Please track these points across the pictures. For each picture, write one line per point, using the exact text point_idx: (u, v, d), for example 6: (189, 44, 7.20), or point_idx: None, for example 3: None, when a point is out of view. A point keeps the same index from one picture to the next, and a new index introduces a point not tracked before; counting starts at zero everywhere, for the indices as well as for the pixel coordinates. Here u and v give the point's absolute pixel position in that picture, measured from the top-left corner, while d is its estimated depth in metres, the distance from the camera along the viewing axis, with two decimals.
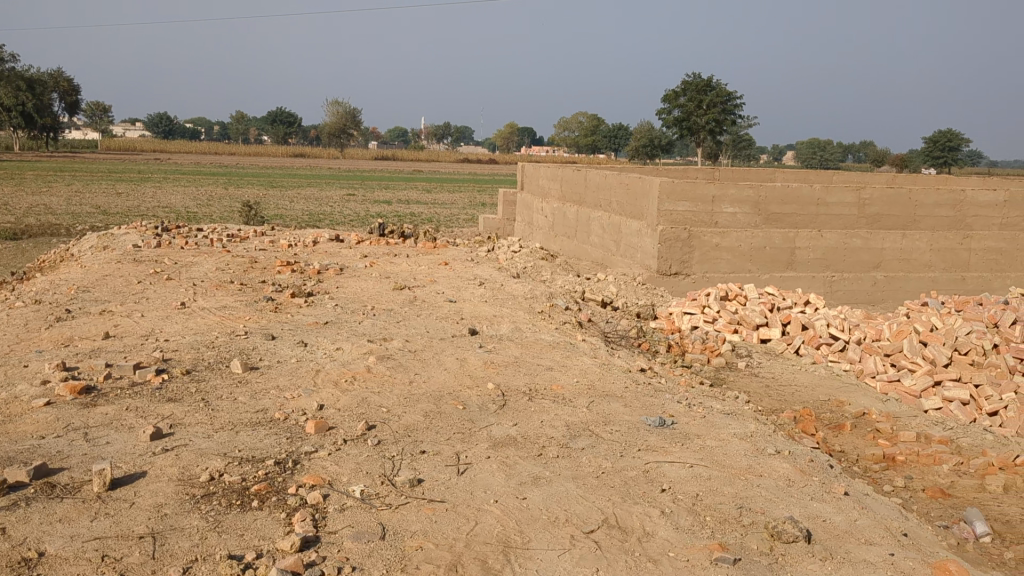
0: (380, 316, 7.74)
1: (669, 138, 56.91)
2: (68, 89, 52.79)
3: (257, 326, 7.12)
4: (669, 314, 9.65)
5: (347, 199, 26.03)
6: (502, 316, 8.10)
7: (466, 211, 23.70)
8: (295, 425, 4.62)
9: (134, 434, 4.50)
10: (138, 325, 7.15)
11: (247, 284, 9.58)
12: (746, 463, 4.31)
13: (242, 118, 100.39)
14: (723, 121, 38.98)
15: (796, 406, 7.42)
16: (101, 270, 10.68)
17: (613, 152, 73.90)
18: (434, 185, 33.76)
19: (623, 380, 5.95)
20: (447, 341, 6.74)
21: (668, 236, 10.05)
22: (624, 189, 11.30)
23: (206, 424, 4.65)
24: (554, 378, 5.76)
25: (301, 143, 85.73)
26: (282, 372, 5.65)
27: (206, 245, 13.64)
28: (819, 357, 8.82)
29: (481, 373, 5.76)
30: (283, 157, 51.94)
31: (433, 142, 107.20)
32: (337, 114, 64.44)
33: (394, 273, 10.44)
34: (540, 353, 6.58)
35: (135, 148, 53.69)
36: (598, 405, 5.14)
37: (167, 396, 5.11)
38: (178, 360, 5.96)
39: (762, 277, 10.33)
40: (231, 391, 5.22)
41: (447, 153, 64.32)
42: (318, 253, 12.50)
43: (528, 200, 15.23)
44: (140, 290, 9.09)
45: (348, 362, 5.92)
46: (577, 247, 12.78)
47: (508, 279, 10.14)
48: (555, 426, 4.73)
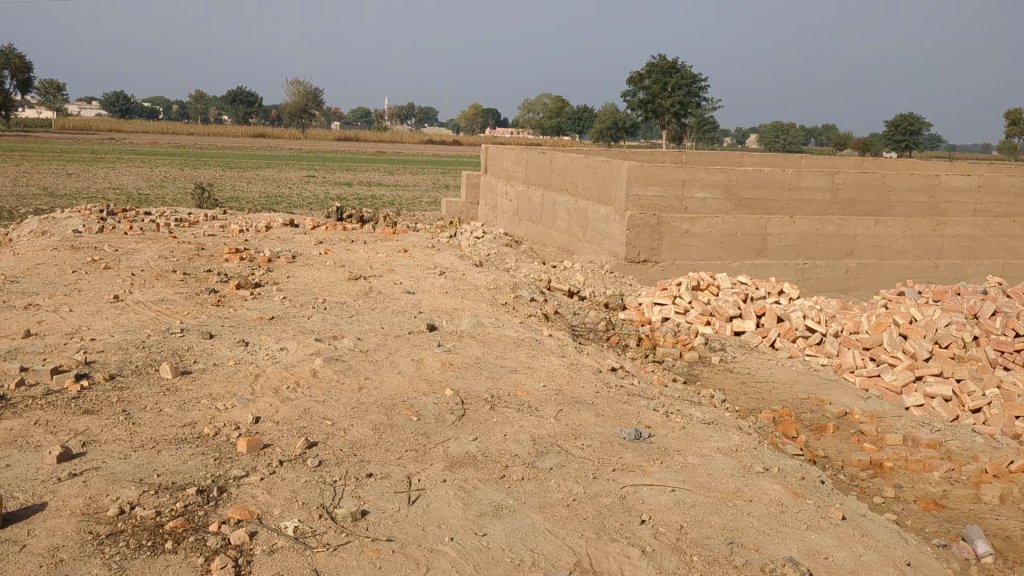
0: (332, 310, 7.19)
1: (634, 121, 56.58)
2: (20, 67, 51.12)
3: (196, 322, 6.55)
4: (639, 305, 9.20)
5: (307, 181, 25.33)
6: (464, 309, 7.59)
7: (428, 193, 23.09)
8: (225, 443, 4.09)
9: (38, 455, 3.93)
10: (65, 321, 6.56)
11: (191, 274, 8.99)
12: (734, 486, 3.85)
13: (203, 98, 98.42)
14: (688, 103, 38.64)
15: (773, 405, 7.01)
16: (35, 258, 10.00)
17: (577, 134, 73.39)
18: (397, 166, 33.16)
19: (593, 382, 5.48)
20: (402, 339, 6.22)
21: (637, 222, 9.60)
22: (591, 172, 10.82)
23: (123, 443, 4.09)
24: (518, 381, 5.27)
25: (263, 122, 84.32)
26: (218, 377, 5.10)
27: (152, 229, 12.97)
28: (795, 350, 8.40)
29: (438, 377, 5.25)
30: (244, 138, 50.82)
31: (396, 123, 106.08)
32: (298, 94, 63.26)
33: (350, 262, 9.88)
34: (504, 352, 6.08)
35: (89, 127, 52.28)
36: (567, 415, 4.66)
37: (84, 406, 4.54)
38: (103, 363, 5.38)
39: (733, 265, 9.91)
40: (157, 400, 4.66)
41: (413, 134, 63.44)
42: (271, 239, 11.90)
43: (491, 182, 14.70)
44: (73, 280, 8.47)
45: (291, 364, 5.38)
46: (542, 232, 12.30)
47: (470, 268, 9.64)
48: (519, 440, 4.24)
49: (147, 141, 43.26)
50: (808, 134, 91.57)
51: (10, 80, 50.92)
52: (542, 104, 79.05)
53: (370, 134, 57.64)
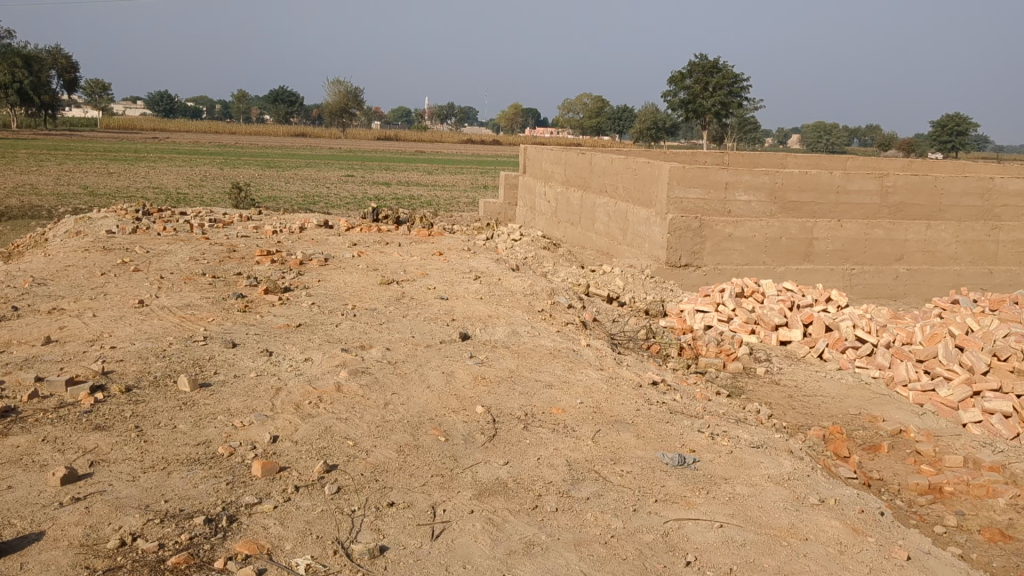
0: (361, 317, 6.94)
1: (674, 121, 55.95)
2: (67, 67, 51.77)
3: (220, 329, 6.33)
4: (680, 312, 8.84)
5: (346, 181, 25.21)
6: (497, 317, 7.31)
7: (466, 194, 22.83)
8: (240, 465, 3.84)
9: (42, 476, 3.70)
10: (87, 327, 6.37)
11: (221, 277, 8.81)
12: (788, 523, 3.53)
13: (245, 97, 99.17)
14: (730, 104, 38.03)
15: (823, 422, 6.63)
16: (66, 259, 9.89)
17: (617, 134, 72.83)
18: (434, 165, 32.96)
19: (633, 399, 5.15)
20: (432, 349, 5.95)
21: (678, 225, 9.24)
22: (631, 173, 10.49)
23: (133, 464, 3.85)
24: (553, 398, 4.96)
25: (303, 121, 84.74)
26: (237, 390, 4.85)
27: (185, 230, 12.86)
28: (845, 361, 7.99)
29: (468, 392, 4.96)
30: (285, 137, 51.01)
31: (435, 123, 106.16)
32: (338, 94, 63.41)
33: (382, 265, 9.64)
34: (539, 364, 5.77)
35: (134, 126, 52.82)
36: (605, 436, 4.34)
37: (96, 421, 4.31)
38: (120, 374, 5.17)
39: (778, 271, 9.51)
40: (173, 416, 4.42)
41: (452, 133, 63.31)
42: (304, 241, 11.69)
43: (529, 183, 14.41)
44: (102, 283, 8.33)
45: (315, 377, 5.12)
46: (581, 234, 11.98)
47: (505, 272, 9.34)
48: (553, 465, 3.94)
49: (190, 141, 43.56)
50: (851, 134, 90.12)
51: (58, 81, 51.61)
52: (581, 103, 78.53)
53: (410, 134, 57.61)
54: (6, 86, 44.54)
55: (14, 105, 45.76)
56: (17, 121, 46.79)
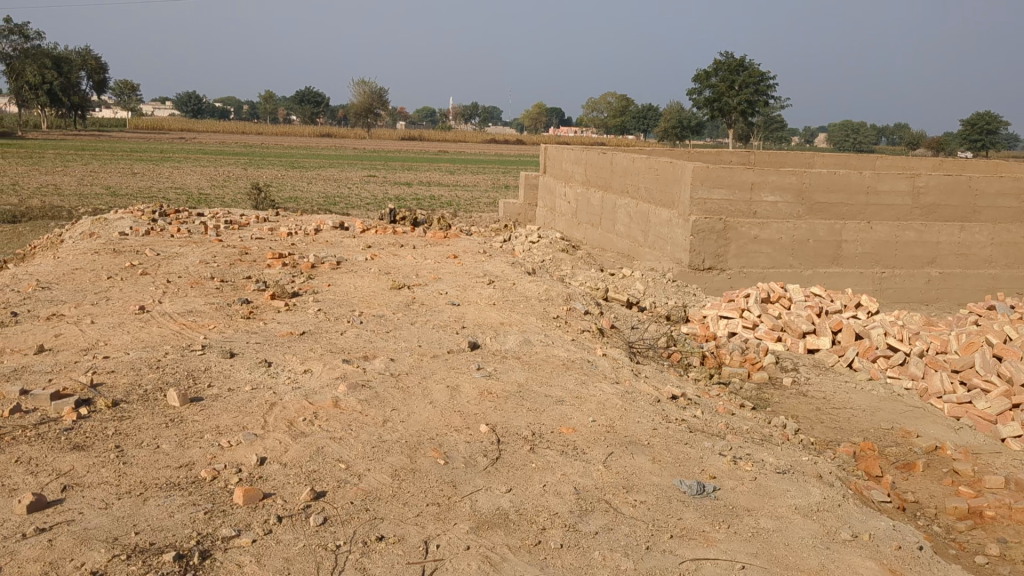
0: (368, 324, 6.66)
1: (700, 120, 55.34)
2: (96, 67, 52.01)
3: (219, 338, 6.07)
4: (703, 318, 8.54)
5: (368, 181, 25.03)
6: (511, 324, 7.00)
7: (488, 194, 22.53)
8: (222, 491, 3.56)
9: (9, 502, 3.44)
10: (84, 335, 6.13)
11: (229, 281, 8.56)
12: (815, 567, 3.24)
13: (272, 97, 99.42)
14: (756, 102, 37.41)
15: (853, 437, 6.28)
16: (74, 262, 9.70)
17: (642, 133, 72.27)
18: (458, 165, 32.68)
19: (651, 416, 4.83)
20: (439, 360, 5.65)
21: (701, 227, 8.89)
22: (653, 174, 10.15)
23: (108, 489, 3.58)
24: (564, 416, 4.64)
25: (328, 121, 84.80)
26: (229, 406, 4.57)
27: (199, 232, 12.64)
28: (875, 372, 7.59)
29: (473, 408, 4.66)
30: (310, 138, 51.02)
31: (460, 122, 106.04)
32: (363, 94, 63.33)
33: (396, 269, 9.37)
34: (551, 376, 5.46)
35: (160, 126, 53.08)
36: (618, 460, 4.03)
37: (75, 439, 4.05)
38: (110, 386, 4.91)
39: (805, 274, 9.14)
40: (157, 434, 4.14)
41: (478, 133, 63.05)
42: (319, 243, 11.44)
43: (550, 183, 14.08)
44: (106, 288, 8.11)
45: (312, 391, 4.83)
46: (601, 236, 11.65)
47: (522, 276, 9.04)
48: (561, 493, 3.64)
49: (215, 141, 43.60)
50: (879, 134, 88.96)
51: (87, 81, 51.99)
52: (606, 102, 78.03)
53: (433, 133, 57.44)
54: (36, 87, 44.71)
55: (42, 106, 45.97)
56: (45, 121, 47.16)
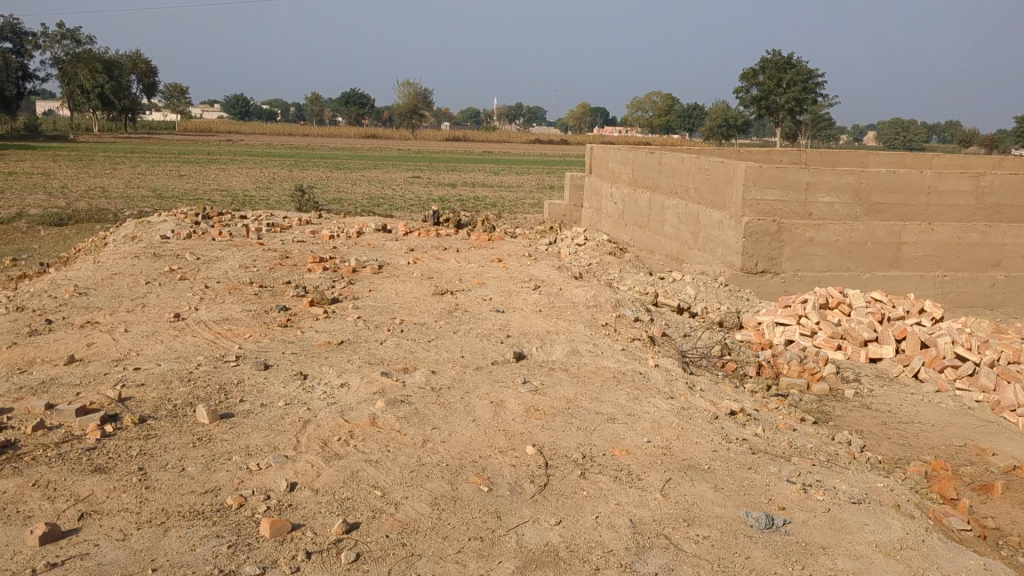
0: (409, 333, 6.39)
1: (746, 118, 54.53)
2: (146, 71, 52.66)
3: (255, 348, 5.84)
4: (758, 324, 8.13)
5: (412, 182, 24.90)
6: (558, 332, 6.69)
7: (533, 195, 22.23)
8: (248, 521, 3.30)
9: (21, 532, 3.21)
10: (116, 344, 5.95)
11: (268, 287, 8.36)
12: None
13: (319, 99, 100.39)
14: (805, 100, 36.62)
15: (923, 454, 5.88)
16: (115, 267, 9.59)
17: (688, 132, 71.46)
18: (502, 166, 32.44)
19: (709, 437, 4.49)
20: (483, 373, 5.36)
21: (755, 229, 8.50)
22: (704, 173, 9.77)
23: (128, 517, 3.33)
24: (616, 435, 4.32)
25: (373, 122, 85.22)
26: (260, 424, 4.32)
27: (241, 235, 12.51)
28: (944, 383, 7.12)
29: (518, 427, 4.35)
30: (356, 138, 51.18)
31: (503, 123, 105.92)
32: (408, 95, 63.41)
33: (438, 273, 9.11)
34: (600, 390, 5.15)
35: (208, 129, 53.64)
36: (676, 488, 3.70)
37: (97, 461, 3.82)
38: (138, 401, 4.70)
39: (864, 278, 8.71)
40: (183, 455, 3.90)
41: (522, 133, 62.73)
42: (361, 247, 11.23)
43: (596, 183, 13.73)
44: (144, 294, 7.95)
45: (348, 408, 4.56)
46: (649, 237, 11.29)
47: (567, 280, 8.73)
48: (616, 526, 3.34)
49: (262, 142, 43.87)
50: (931, 132, 87.10)
51: (138, 84, 52.66)
52: (651, 101, 77.42)
53: (477, 133, 57.29)
54: (88, 90, 45.34)
55: (95, 109, 46.58)
56: (98, 124, 47.92)
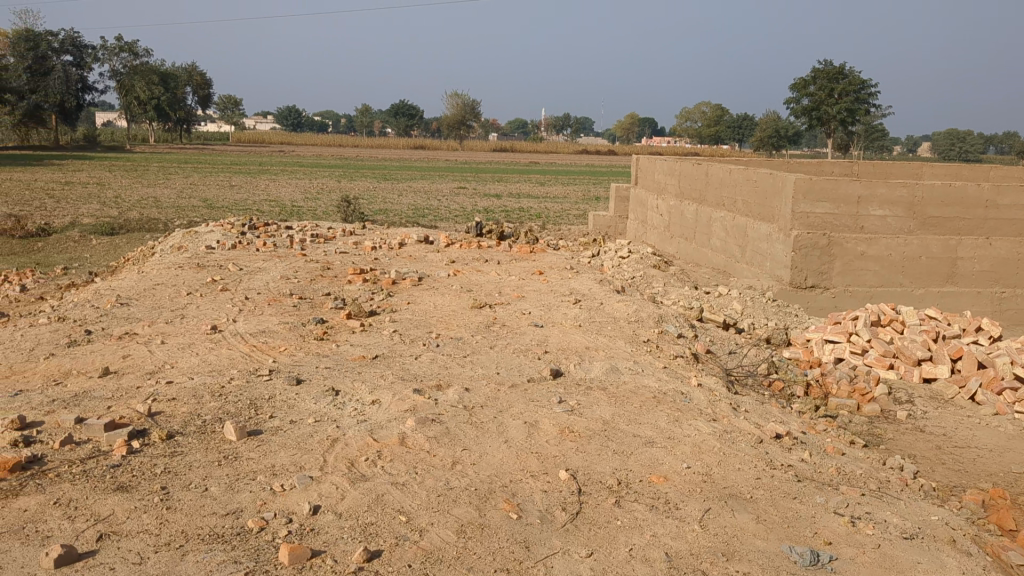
0: (445, 348, 6.27)
1: (797, 128, 53.80)
2: (201, 83, 53.53)
3: (289, 362, 5.76)
4: (806, 341, 7.88)
5: (458, 192, 24.86)
6: (597, 349, 6.52)
7: (579, 206, 22.08)
8: (268, 546, 3.20)
9: (38, 553, 3.14)
10: (152, 356, 5.91)
11: (307, 299, 8.31)
12: None
13: (369, 111, 101.33)
14: (857, 110, 35.98)
15: (979, 480, 5.61)
16: (158, 277, 9.63)
17: (737, 143, 70.77)
18: (549, 177, 32.32)
19: (752, 464, 4.30)
20: (518, 391, 5.22)
21: (804, 242, 8.26)
22: (752, 186, 9.53)
23: (146, 539, 3.25)
24: (654, 460, 4.16)
25: (422, 133, 85.72)
26: (288, 442, 4.22)
27: (285, 245, 12.53)
28: (1002, 406, 6.80)
29: (551, 450, 4.21)
30: (405, 149, 51.47)
31: (551, 133, 105.90)
32: (456, 106, 63.66)
33: (478, 286, 8.99)
34: (640, 410, 4.98)
35: (260, 140, 54.38)
36: (716, 519, 3.55)
37: (120, 479, 3.75)
38: (168, 415, 4.63)
39: (917, 294, 8.42)
40: (208, 474, 3.81)
41: (569, 144, 62.59)
42: (403, 259, 11.16)
43: (641, 195, 13.54)
44: (184, 305, 7.94)
45: (377, 426, 4.45)
46: (695, 250, 11.08)
47: (610, 294, 8.56)
48: (651, 561, 3.19)
49: (312, 153, 44.30)
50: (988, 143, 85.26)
51: (192, 96, 53.56)
52: (700, 112, 76.80)
53: (525, 144, 57.24)
54: (144, 102, 46.16)
55: (150, 120, 47.42)
56: (153, 135, 48.80)
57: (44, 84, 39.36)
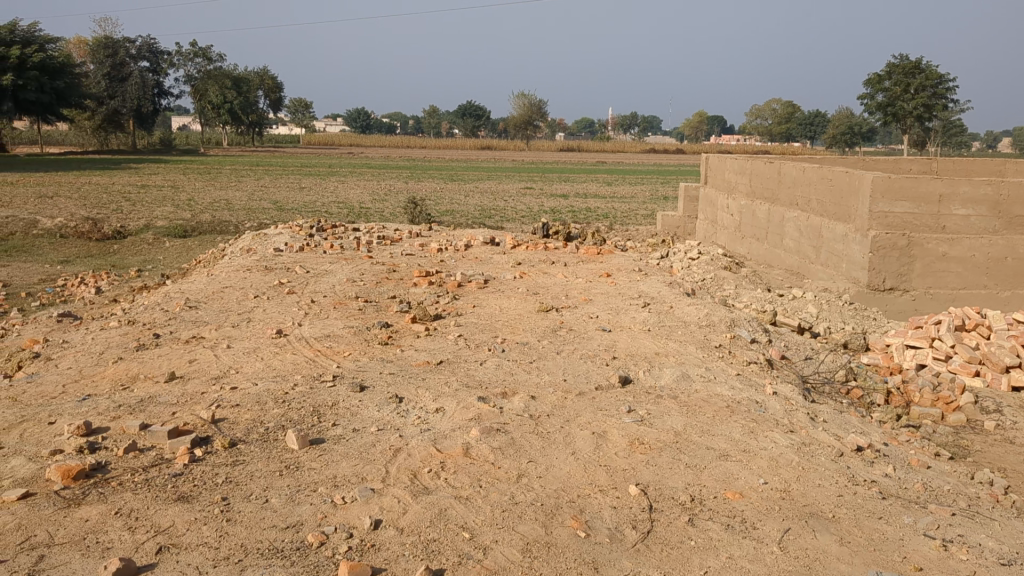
0: (510, 353, 6.14)
1: (871, 125, 52.47)
2: (272, 87, 54.42)
3: (353, 368, 5.70)
4: (886, 347, 7.56)
5: (525, 193, 24.73)
6: (667, 355, 6.32)
7: (646, 206, 21.79)
8: (328, 563, 3.11)
9: (98, 567, 3.09)
10: (217, 361, 5.90)
11: (373, 302, 8.27)
12: None
13: (436, 112, 101.99)
14: (934, 106, 34.89)
15: None
16: (227, 280, 9.70)
17: (809, 140, 69.39)
18: (616, 176, 32.06)
19: (834, 479, 4.08)
20: (585, 399, 5.06)
21: (882, 243, 7.94)
22: (827, 185, 9.20)
23: (205, 553, 3.18)
24: (729, 475, 3.97)
25: (489, 134, 85.96)
26: (350, 452, 4.13)
27: (352, 248, 12.56)
28: None
29: (621, 463, 4.04)
30: (471, 150, 51.62)
31: (618, 133, 105.23)
32: (523, 107, 63.64)
33: (544, 289, 8.85)
34: (713, 421, 4.78)
35: (330, 142, 55.10)
36: (796, 540, 3.37)
37: (181, 489, 3.70)
38: (231, 422, 4.59)
39: (1003, 296, 8.03)
40: (269, 485, 3.74)
41: (636, 143, 62.07)
42: (468, 261, 11.08)
43: (711, 195, 13.25)
44: (251, 308, 7.96)
45: (441, 436, 4.34)
46: (767, 251, 10.77)
47: (679, 297, 8.34)
48: None
49: (380, 155, 44.68)
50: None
51: (264, 100, 54.50)
52: (770, 109, 75.51)
53: (592, 143, 56.90)
54: (218, 106, 47.08)
55: (224, 124, 48.36)
56: (227, 139, 49.76)
57: (122, 91, 40.40)
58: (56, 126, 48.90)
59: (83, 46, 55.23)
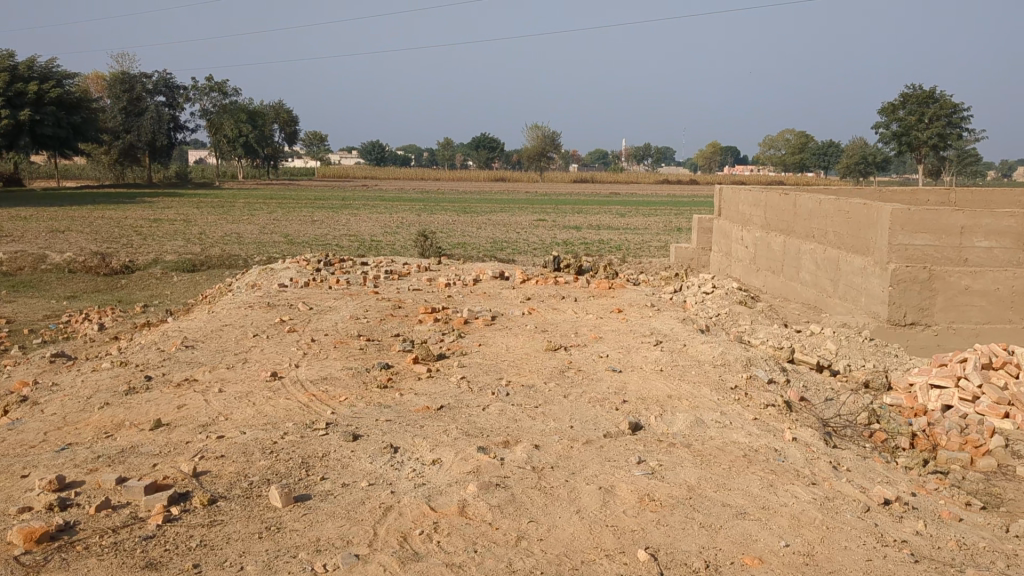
0: (515, 398, 5.83)
1: (886, 154, 52.15)
2: (287, 120, 54.56)
3: (348, 414, 5.40)
4: (909, 386, 7.16)
5: (537, 225, 24.50)
6: (681, 398, 6.00)
7: (660, 237, 21.51)
8: None
9: None
10: (207, 407, 5.62)
11: (375, 341, 7.99)
12: None
13: (450, 144, 102.32)
14: (949, 135, 34.59)
15: None
16: (228, 318, 9.46)
17: (822, 170, 69.10)
18: (629, 207, 31.83)
19: (861, 540, 3.77)
20: (592, 449, 4.75)
21: (903, 276, 7.61)
22: (845, 217, 8.90)
23: None
24: (747, 536, 3.67)
25: (502, 165, 86.07)
26: (337, 510, 3.84)
27: (358, 283, 12.32)
28: None
29: (629, 523, 3.74)
30: (484, 182, 51.57)
31: (632, 164, 105.33)
32: (537, 138, 63.64)
33: (553, 326, 8.54)
34: (730, 473, 4.47)
35: (344, 175, 55.18)
36: None
37: (151, 554, 3.41)
38: (214, 475, 4.30)
39: None
40: (246, 550, 3.45)
41: (649, 174, 61.92)
42: (476, 297, 10.80)
43: (725, 227, 12.96)
44: (249, 348, 7.70)
45: (436, 492, 4.03)
46: (783, 285, 10.45)
47: (693, 334, 8.02)
48: None
49: (393, 186, 44.70)
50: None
51: (279, 132, 54.68)
52: (784, 139, 75.27)
53: (605, 175, 56.70)
54: (232, 140, 47.19)
55: (238, 157, 48.45)
56: (241, 171, 49.86)
57: (138, 125, 40.56)
58: (72, 161, 49.17)
59: (100, 81, 55.54)
